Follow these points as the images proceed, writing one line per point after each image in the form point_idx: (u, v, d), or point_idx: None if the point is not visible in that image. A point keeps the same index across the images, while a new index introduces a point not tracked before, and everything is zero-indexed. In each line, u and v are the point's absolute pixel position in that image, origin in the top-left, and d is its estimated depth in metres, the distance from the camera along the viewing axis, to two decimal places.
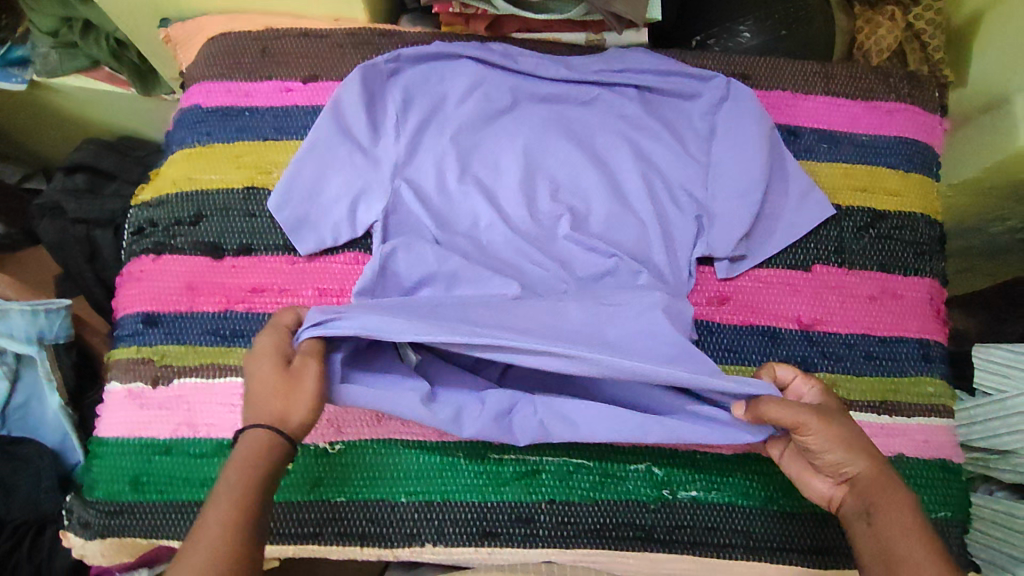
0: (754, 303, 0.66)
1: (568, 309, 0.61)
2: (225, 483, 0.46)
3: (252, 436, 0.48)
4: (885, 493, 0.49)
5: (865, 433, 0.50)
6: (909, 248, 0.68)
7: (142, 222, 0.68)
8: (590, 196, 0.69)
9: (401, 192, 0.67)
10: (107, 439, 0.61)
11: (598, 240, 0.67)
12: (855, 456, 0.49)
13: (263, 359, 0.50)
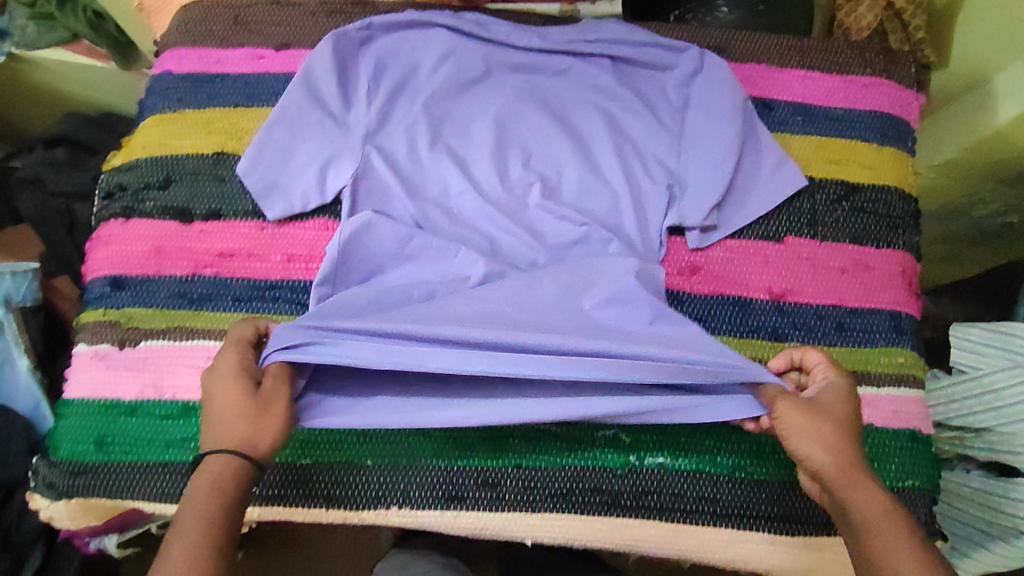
0: (725, 273, 0.66)
1: (540, 286, 0.60)
2: (190, 509, 0.47)
3: (214, 462, 0.48)
4: (852, 483, 0.47)
5: (829, 424, 0.48)
6: (883, 222, 0.68)
7: (111, 187, 0.67)
8: (562, 169, 0.68)
9: (370, 163, 0.66)
10: (73, 401, 0.61)
11: (571, 213, 0.66)
12: (811, 450, 0.48)
13: (229, 379, 0.50)
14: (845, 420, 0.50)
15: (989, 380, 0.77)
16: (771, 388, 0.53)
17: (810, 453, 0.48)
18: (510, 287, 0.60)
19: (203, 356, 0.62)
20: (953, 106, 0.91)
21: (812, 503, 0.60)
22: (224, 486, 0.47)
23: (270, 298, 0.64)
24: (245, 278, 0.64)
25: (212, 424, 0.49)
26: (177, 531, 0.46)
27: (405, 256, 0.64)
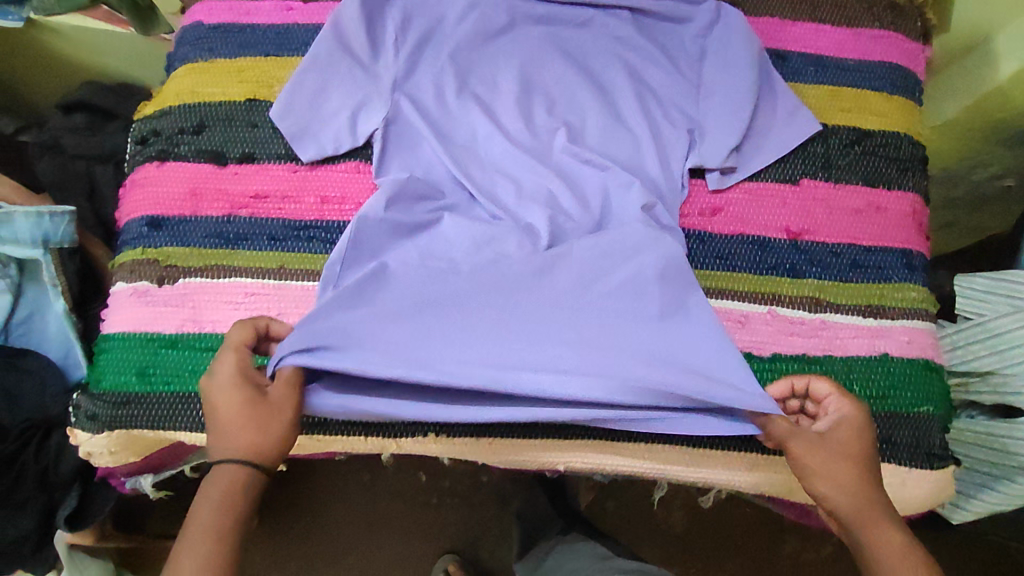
0: (744, 214, 0.68)
1: (556, 271, 0.63)
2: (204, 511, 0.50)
3: (224, 471, 0.52)
4: (868, 518, 0.52)
5: (846, 463, 0.53)
6: (894, 165, 0.70)
7: (145, 133, 0.69)
8: (584, 126, 0.70)
9: (399, 120, 0.68)
10: (113, 335, 0.63)
11: (591, 170, 0.69)
12: (831, 488, 0.52)
13: (232, 390, 0.54)
14: (856, 457, 0.54)
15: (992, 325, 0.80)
16: (775, 423, 0.56)
17: (832, 491, 0.52)
18: (519, 275, 0.63)
19: (241, 292, 0.64)
20: (953, 69, 0.93)
21: None
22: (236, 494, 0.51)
23: (305, 238, 0.65)
24: (279, 219, 0.66)
25: (218, 433, 0.53)
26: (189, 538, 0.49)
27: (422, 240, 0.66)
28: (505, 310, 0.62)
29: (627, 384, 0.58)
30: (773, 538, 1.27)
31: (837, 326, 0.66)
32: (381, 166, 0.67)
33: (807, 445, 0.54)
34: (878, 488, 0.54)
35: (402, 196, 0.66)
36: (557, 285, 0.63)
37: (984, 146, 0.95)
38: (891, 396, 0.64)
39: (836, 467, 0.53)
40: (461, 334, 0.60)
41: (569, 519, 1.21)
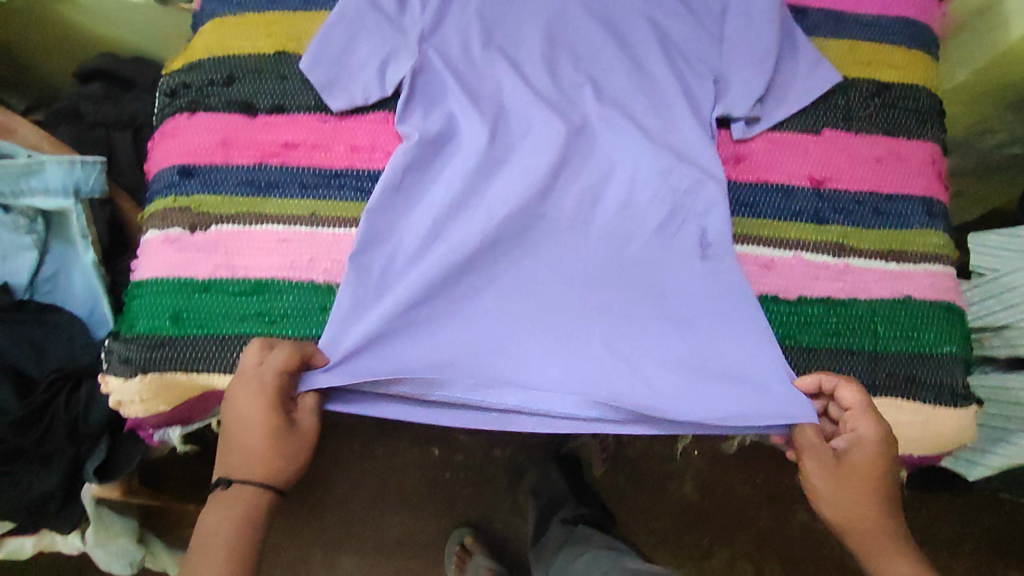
0: (767, 164, 0.69)
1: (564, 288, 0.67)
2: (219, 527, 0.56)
3: (241, 491, 0.58)
4: (870, 534, 0.60)
5: (854, 485, 0.60)
6: (913, 116, 0.71)
7: (173, 85, 0.69)
8: (607, 89, 0.71)
9: (427, 83, 0.69)
10: (146, 281, 0.63)
11: (614, 140, 0.70)
12: (837, 505, 0.61)
13: (259, 417, 0.58)
14: (873, 476, 0.60)
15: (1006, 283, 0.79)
16: (803, 435, 0.62)
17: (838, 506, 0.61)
18: (519, 273, 0.68)
19: (273, 239, 0.64)
20: (957, 43, 0.91)
21: (855, 366, 0.64)
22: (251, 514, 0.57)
23: (336, 186, 0.66)
24: (311, 167, 0.66)
25: (244, 454, 0.58)
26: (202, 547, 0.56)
27: (434, 215, 0.66)
28: (509, 305, 0.67)
29: (639, 397, 0.64)
30: (779, 509, 1.26)
31: (861, 270, 0.67)
32: (405, 112, 0.68)
33: (824, 463, 0.61)
34: (888, 502, 0.61)
35: (421, 170, 0.68)
36: (568, 268, 0.68)
37: (988, 113, 0.95)
38: (914, 337, 0.65)
39: (845, 494, 0.60)
40: (466, 328, 0.66)
41: (584, 499, 1.18)
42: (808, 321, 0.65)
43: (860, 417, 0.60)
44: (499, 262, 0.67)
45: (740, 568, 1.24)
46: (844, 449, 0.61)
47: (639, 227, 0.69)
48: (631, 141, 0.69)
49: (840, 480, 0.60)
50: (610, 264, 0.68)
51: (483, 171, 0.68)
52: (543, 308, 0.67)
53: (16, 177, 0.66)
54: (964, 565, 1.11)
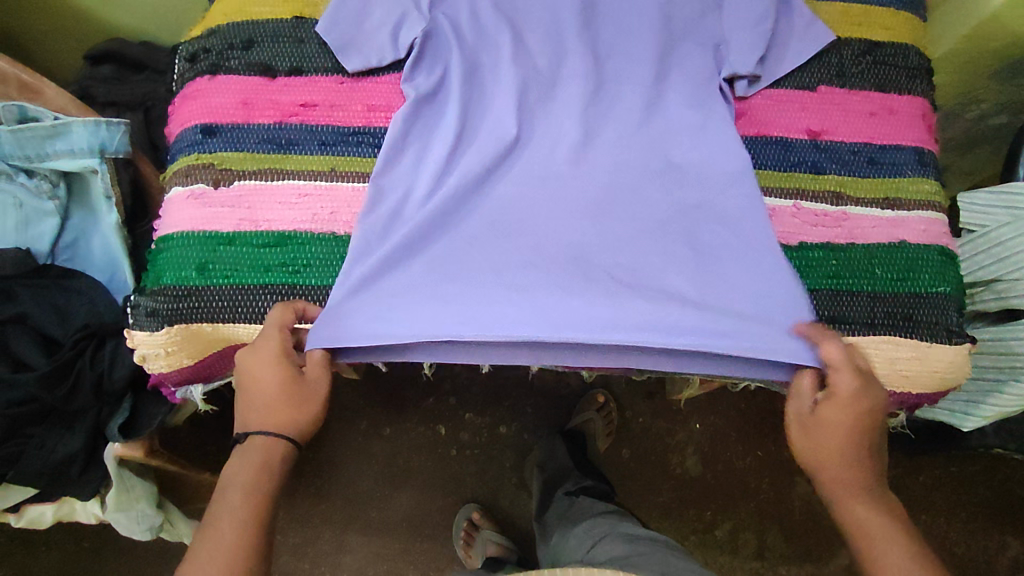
0: (766, 118, 0.73)
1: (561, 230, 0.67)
2: (238, 478, 0.57)
3: (258, 440, 0.58)
4: (841, 484, 0.59)
5: (830, 432, 0.59)
6: (902, 73, 0.75)
7: (194, 51, 0.72)
8: (609, 58, 0.73)
9: (437, 52, 0.71)
10: (171, 235, 0.66)
11: (615, 108, 0.71)
12: (809, 451, 0.60)
13: (274, 368, 0.59)
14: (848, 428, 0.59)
15: (994, 234, 0.78)
16: (801, 385, 0.63)
17: (808, 452, 0.60)
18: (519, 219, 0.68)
19: (295, 194, 0.67)
20: (940, 11, 0.93)
21: (854, 306, 0.67)
22: (267, 465, 0.58)
23: (354, 143, 0.69)
24: (329, 126, 0.69)
25: (261, 404, 0.59)
26: (221, 499, 0.56)
27: (433, 177, 0.68)
28: (508, 259, 0.66)
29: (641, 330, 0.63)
30: (782, 483, 1.19)
31: (858, 217, 0.70)
32: (413, 72, 0.70)
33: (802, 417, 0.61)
34: (861, 455, 0.59)
35: (421, 134, 0.70)
36: (560, 217, 0.68)
37: (971, 83, 0.98)
38: (910, 279, 0.68)
39: (810, 442, 0.60)
40: (462, 274, 0.65)
41: (586, 472, 1.09)
42: (809, 266, 0.68)
43: (839, 368, 0.59)
44: (497, 218, 0.68)
45: (746, 540, 1.17)
46: (820, 397, 0.61)
47: (640, 184, 0.69)
48: (629, 110, 0.71)
49: (811, 428, 0.60)
50: (607, 224, 0.68)
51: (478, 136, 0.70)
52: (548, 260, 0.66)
53: (43, 139, 0.70)
54: (961, 530, 1.13)
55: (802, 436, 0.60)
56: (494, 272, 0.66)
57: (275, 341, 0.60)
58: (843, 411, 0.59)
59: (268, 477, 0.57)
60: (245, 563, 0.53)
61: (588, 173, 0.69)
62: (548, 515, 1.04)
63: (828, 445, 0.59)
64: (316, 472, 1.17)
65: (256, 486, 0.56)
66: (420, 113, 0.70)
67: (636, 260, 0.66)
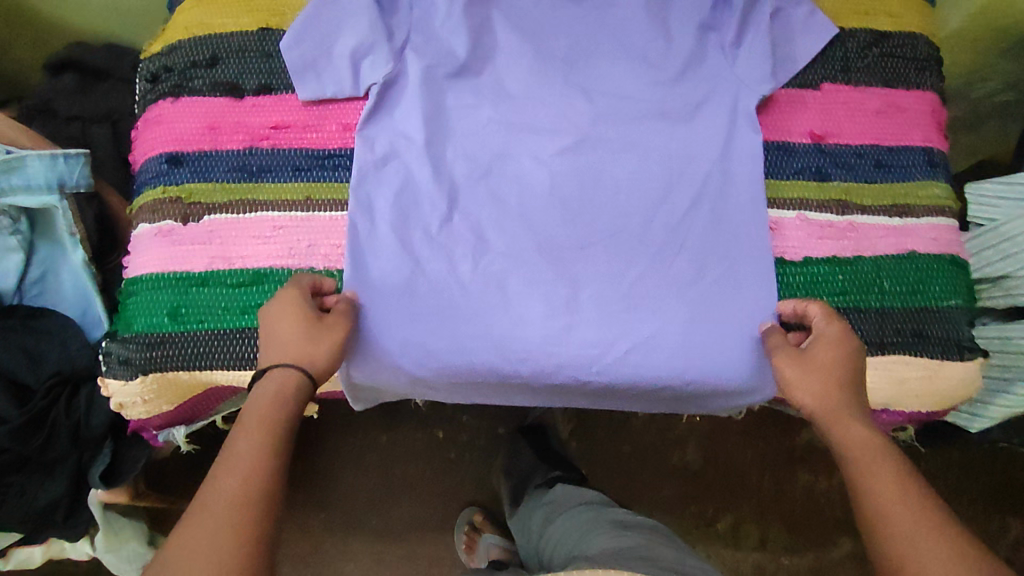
0: (769, 122, 0.69)
1: (529, 301, 0.63)
2: (255, 413, 0.50)
3: (281, 374, 0.52)
4: (834, 416, 0.54)
5: (833, 363, 0.56)
6: (911, 65, 0.71)
7: (155, 69, 0.67)
8: (601, 96, 0.68)
9: (402, 116, 0.65)
10: (140, 278, 0.62)
11: (608, 153, 0.67)
12: (806, 388, 0.55)
13: (295, 313, 0.55)
14: (839, 372, 0.56)
15: (1006, 230, 0.75)
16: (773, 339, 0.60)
17: (802, 394, 0.55)
18: (505, 283, 0.63)
19: (269, 226, 0.62)
20: None
21: (865, 324, 0.64)
22: (284, 395, 0.52)
23: (329, 167, 0.65)
24: (303, 149, 0.65)
25: (272, 347, 0.54)
26: (242, 429, 0.49)
27: (400, 235, 0.63)
28: (495, 347, 0.62)
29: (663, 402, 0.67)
30: (782, 475, 1.17)
31: (864, 226, 0.66)
32: (370, 118, 0.65)
33: (803, 361, 0.57)
34: (855, 397, 0.55)
35: (398, 195, 0.64)
36: (539, 280, 0.64)
37: (979, 60, 0.92)
38: (920, 291, 0.65)
39: (810, 380, 0.55)
40: (473, 361, 0.62)
41: (552, 463, 1.08)
42: (819, 283, 0.65)
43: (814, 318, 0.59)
44: (476, 277, 0.63)
45: (748, 532, 1.16)
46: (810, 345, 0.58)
47: (627, 228, 0.65)
48: (624, 172, 0.66)
49: (806, 367, 0.56)
50: (606, 284, 0.64)
51: (462, 195, 0.65)
52: (553, 345, 0.62)
53: None
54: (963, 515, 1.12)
55: (796, 370, 0.56)
56: (501, 354, 0.62)
57: (291, 294, 0.57)
58: (835, 348, 0.57)
59: (289, 408, 0.51)
60: (262, 506, 0.46)
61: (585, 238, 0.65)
62: (518, 512, 1.03)
63: (829, 378, 0.55)
64: (313, 483, 1.16)
65: (276, 419, 0.50)
66: (387, 181, 0.64)
67: (651, 339, 0.63)
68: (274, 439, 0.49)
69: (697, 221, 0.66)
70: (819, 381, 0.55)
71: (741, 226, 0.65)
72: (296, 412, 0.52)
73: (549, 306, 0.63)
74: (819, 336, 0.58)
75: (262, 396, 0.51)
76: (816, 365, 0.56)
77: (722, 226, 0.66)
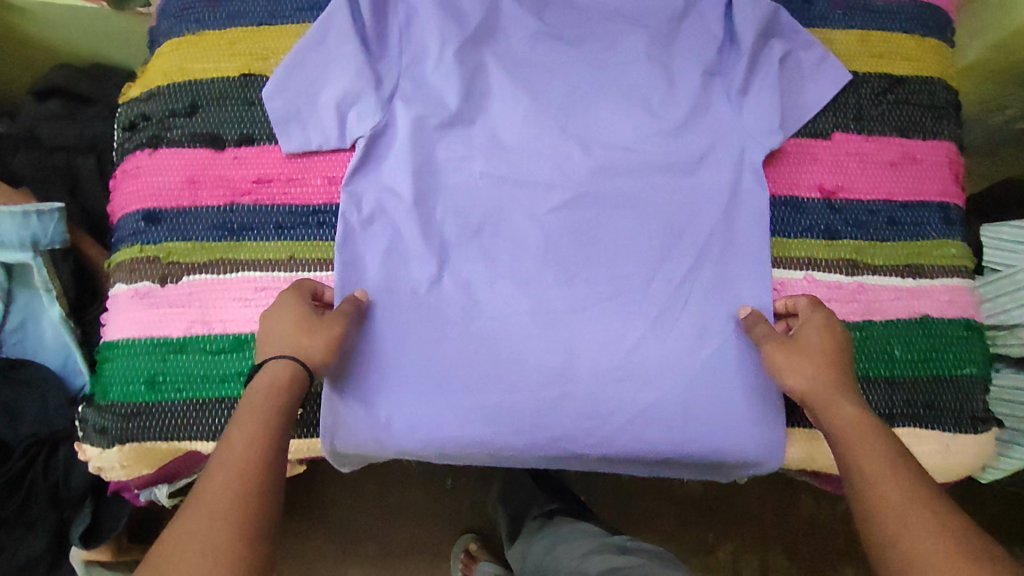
0: (776, 175, 0.65)
1: (522, 369, 0.61)
2: (248, 409, 0.49)
3: (275, 366, 0.51)
4: (831, 400, 0.51)
5: (822, 346, 0.54)
6: (927, 112, 0.67)
7: (133, 117, 0.64)
8: (599, 148, 0.64)
9: (390, 171, 0.63)
10: (117, 342, 0.59)
11: (605, 210, 0.64)
12: (796, 374, 0.53)
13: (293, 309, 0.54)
14: (832, 357, 0.54)
15: None
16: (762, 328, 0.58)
17: (793, 377, 0.54)
18: (495, 350, 0.61)
19: (250, 288, 0.60)
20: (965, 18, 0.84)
21: (874, 395, 0.61)
22: (281, 386, 0.50)
23: (313, 224, 0.62)
24: (286, 204, 0.62)
25: (269, 342, 0.53)
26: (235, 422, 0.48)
27: (386, 297, 0.61)
28: (484, 419, 0.60)
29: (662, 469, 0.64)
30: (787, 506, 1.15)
31: (874, 288, 0.63)
32: (355, 172, 0.62)
33: (789, 344, 0.55)
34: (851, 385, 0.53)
35: (385, 254, 0.61)
36: (532, 348, 0.61)
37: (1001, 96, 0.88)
38: (933, 360, 0.62)
39: (798, 363, 0.54)
40: (460, 432, 0.59)
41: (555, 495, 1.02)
42: None
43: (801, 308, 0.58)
44: (465, 344, 0.61)
45: None
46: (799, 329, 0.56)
47: (625, 291, 0.62)
48: (622, 231, 0.63)
49: (795, 351, 0.54)
50: (601, 350, 0.61)
51: (452, 256, 0.62)
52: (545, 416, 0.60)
53: None
54: None
55: (786, 355, 0.55)
56: (491, 425, 0.60)
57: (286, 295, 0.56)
58: (823, 330, 0.55)
59: (285, 400, 0.50)
60: (250, 504, 0.44)
61: (580, 301, 0.62)
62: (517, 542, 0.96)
63: (817, 361, 0.53)
64: (306, 513, 1.14)
65: (269, 410, 0.49)
66: (373, 241, 0.62)
67: (647, 409, 0.60)
68: (267, 431, 0.48)
69: (698, 283, 0.63)
70: (818, 362, 0.53)
71: (743, 290, 0.62)
72: (291, 404, 0.50)
73: (541, 375, 0.61)
74: (805, 321, 0.57)
75: (257, 388, 0.50)
76: (807, 347, 0.54)
77: (723, 288, 0.63)
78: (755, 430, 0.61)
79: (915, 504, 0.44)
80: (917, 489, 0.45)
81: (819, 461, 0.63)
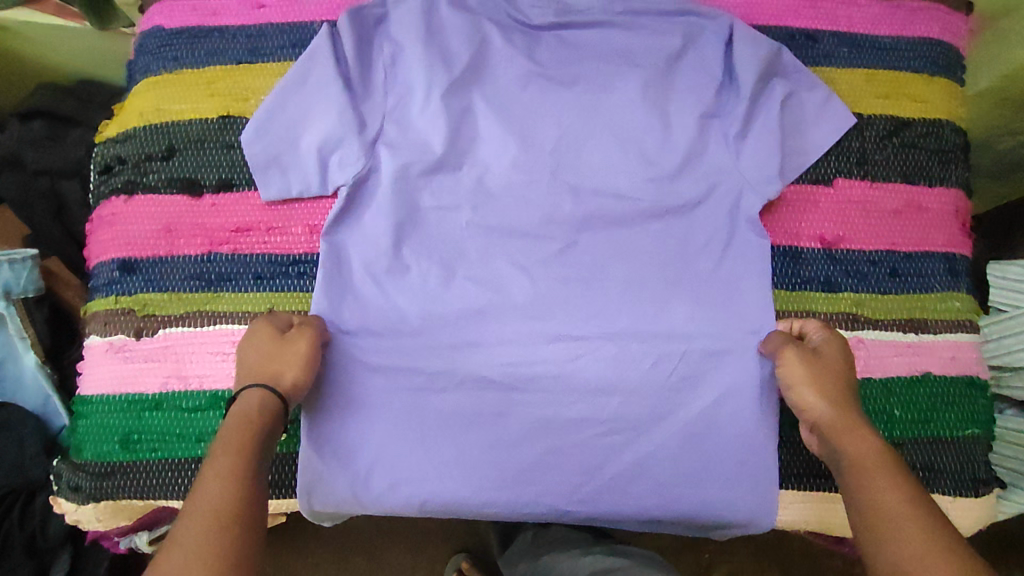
0: (776, 223, 0.63)
1: (507, 428, 0.59)
2: (221, 440, 0.46)
3: (250, 396, 0.49)
4: (844, 431, 0.48)
5: (839, 369, 0.52)
6: (934, 157, 0.65)
7: (108, 160, 0.62)
8: (591, 194, 0.62)
9: (372, 220, 0.60)
10: (90, 398, 0.58)
11: (596, 259, 0.62)
12: (813, 395, 0.51)
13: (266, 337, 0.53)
14: (846, 379, 0.52)
15: None
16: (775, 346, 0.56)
17: (807, 396, 0.51)
18: (479, 408, 0.59)
19: (227, 342, 0.58)
20: None
21: None
22: (248, 414, 0.47)
23: (292, 275, 0.60)
24: (265, 254, 0.60)
25: (242, 369, 0.51)
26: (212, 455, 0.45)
27: (367, 352, 0.59)
28: (467, 479, 0.58)
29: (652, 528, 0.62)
30: None
31: (874, 344, 0.61)
32: (338, 220, 0.60)
33: (810, 362, 0.52)
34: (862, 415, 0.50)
35: (367, 307, 0.59)
36: (517, 405, 0.59)
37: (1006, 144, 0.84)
38: (933, 420, 0.60)
39: (814, 384, 0.51)
40: (442, 493, 0.58)
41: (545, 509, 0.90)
42: None
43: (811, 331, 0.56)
44: (448, 402, 0.59)
45: None
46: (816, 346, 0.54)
47: (615, 345, 0.60)
48: (613, 282, 0.61)
49: (813, 368, 0.52)
50: (590, 408, 0.59)
51: (436, 308, 0.60)
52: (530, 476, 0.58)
53: None
54: None
55: (803, 371, 0.52)
56: (474, 486, 0.58)
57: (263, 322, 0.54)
58: (838, 351, 0.53)
59: (258, 430, 0.47)
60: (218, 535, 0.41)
61: (568, 355, 0.60)
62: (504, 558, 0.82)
63: (830, 381, 0.51)
64: None
65: (239, 438, 0.46)
66: (355, 293, 0.60)
67: (636, 469, 0.59)
68: (243, 459, 0.45)
69: (692, 336, 0.60)
70: (827, 382, 0.51)
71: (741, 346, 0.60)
72: (264, 432, 0.47)
73: (528, 433, 0.59)
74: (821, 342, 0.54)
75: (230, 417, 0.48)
76: (824, 366, 0.52)
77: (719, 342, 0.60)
78: (748, 493, 0.59)
79: (929, 544, 0.40)
80: (932, 524, 0.41)
81: (821, 523, 0.61)
